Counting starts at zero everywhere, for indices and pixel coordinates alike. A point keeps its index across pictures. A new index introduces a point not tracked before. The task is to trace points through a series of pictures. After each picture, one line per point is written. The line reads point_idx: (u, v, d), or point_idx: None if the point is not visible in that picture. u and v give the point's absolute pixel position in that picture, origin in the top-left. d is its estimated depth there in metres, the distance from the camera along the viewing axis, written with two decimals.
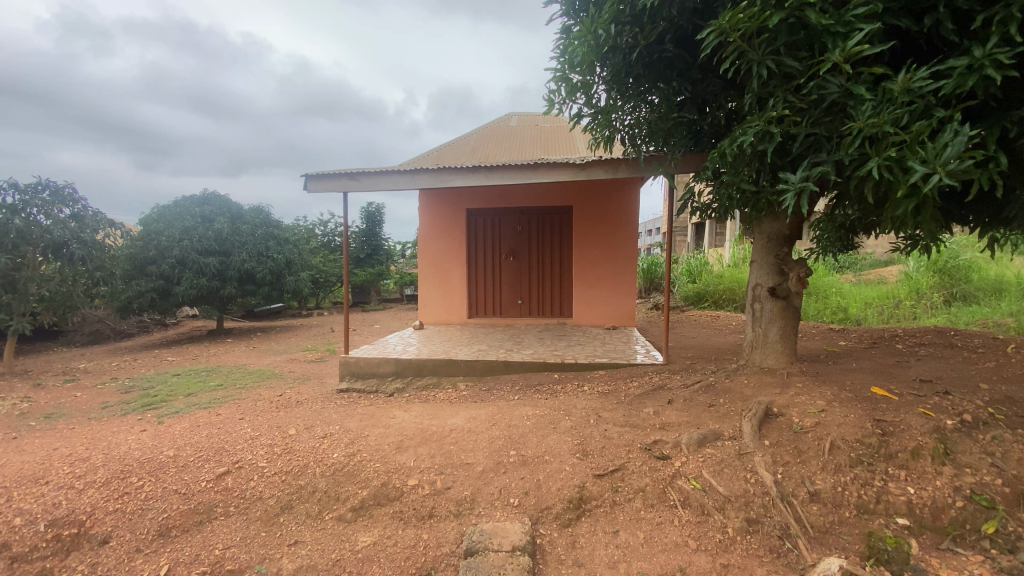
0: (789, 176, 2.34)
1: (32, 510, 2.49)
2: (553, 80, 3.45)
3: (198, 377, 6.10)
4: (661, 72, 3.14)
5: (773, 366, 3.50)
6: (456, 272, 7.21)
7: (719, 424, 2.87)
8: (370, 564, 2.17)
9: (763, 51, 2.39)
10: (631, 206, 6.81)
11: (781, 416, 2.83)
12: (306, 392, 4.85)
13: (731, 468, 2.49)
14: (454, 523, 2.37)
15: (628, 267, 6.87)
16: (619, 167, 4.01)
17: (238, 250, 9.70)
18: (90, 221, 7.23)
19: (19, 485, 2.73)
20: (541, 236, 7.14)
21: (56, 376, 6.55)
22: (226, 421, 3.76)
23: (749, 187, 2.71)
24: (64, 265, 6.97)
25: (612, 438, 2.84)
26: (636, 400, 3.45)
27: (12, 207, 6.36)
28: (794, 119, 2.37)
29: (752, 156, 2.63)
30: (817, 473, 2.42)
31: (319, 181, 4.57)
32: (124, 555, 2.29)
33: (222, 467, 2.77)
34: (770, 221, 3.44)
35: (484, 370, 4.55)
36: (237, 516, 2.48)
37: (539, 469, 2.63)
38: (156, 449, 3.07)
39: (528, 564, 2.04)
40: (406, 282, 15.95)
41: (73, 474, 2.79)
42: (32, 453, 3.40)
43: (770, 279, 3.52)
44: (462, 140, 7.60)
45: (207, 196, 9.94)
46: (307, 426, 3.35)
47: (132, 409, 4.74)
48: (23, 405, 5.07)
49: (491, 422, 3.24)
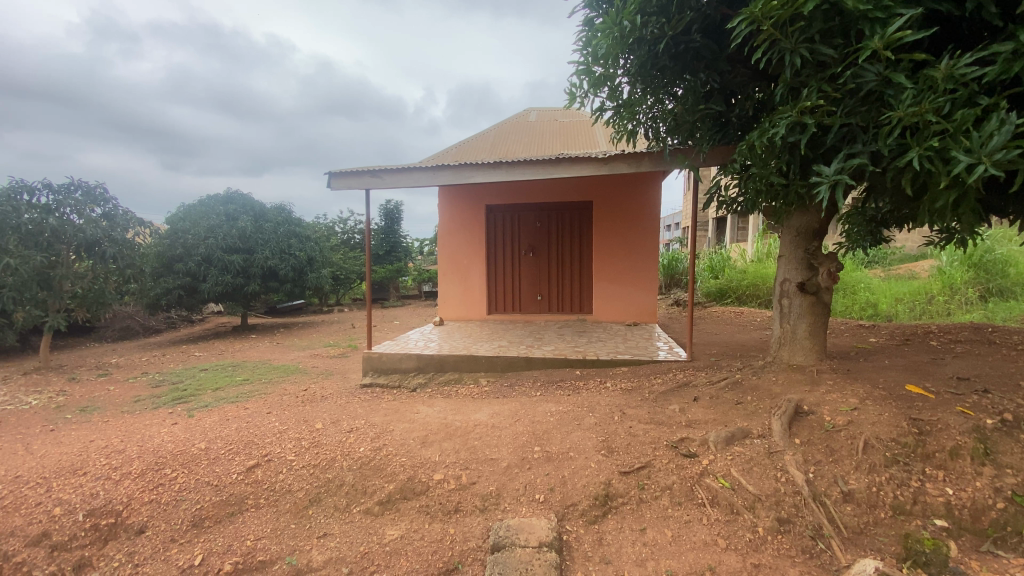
0: (822, 168, 2.28)
1: (71, 500, 2.57)
2: (576, 74, 3.43)
3: (224, 372, 6.24)
4: (688, 64, 3.08)
5: (801, 364, 3.43)
6: (475, 268, 7.24)
7: (746, 422, 2.83)
8: (398, 558, 2.18)
9: (795, 39, 2.31)
10: (652, 200, 6.70)
11: (811, 415, 2.77)
12: (330, 387, 4.93)
13: (761, 466, 2.45)
14: (479, 518, 2.38)
15: (649, 262, 6.80)
16: (642, 161, 3.93)
17: (261, 248, 9.87)
18: (121, 220, 7.42)
19: (58, 476, 2.82)
20: (561, 231, 7.11)
21: (90, 370, 6.78)
22: (253, 415, 3.84)
23: (778, 180, 2.67)
24: (96, 263, 7.16)
25: (637, 436, 2.82)
26: (660, 396, 3.41)
27: (46, 207, 6.63)
28: (828, 109, 2.31)
29: (782, 148, 2.58)
30: (850, 472, 2.36)
31: (343, 180, 4.62)
32: (159, 545, 2.34)
33: (252, 460, 2.83)
34: (799, 215, 3.37)
35: (505, 366, 4.56)
36: (267, 509, 2.52)
37: (564, 466, 2.62)
38: (188, 442, 3.14)
39: (555, 561, 2.03)
40: (425, 279, 16.05)
41: (110, 466, 2.87)
42: (70, 445, 3.52)
43: (799, 274, 3.43)
44: (480, 136, 7.59)
45: (230, 196, 10.11)
46: (333, 421, 3.39)
47: (162, 403, 4.86)
48: (60, 398, 5.26)
49: (514, 417, 3.25)
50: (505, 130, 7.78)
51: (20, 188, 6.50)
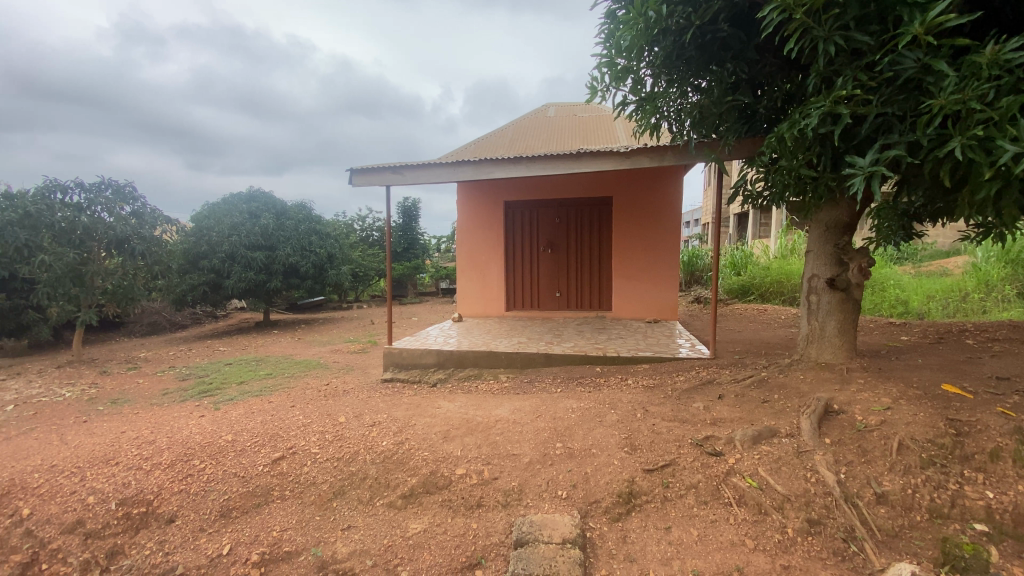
0: (856, 159, 2.20)
1: (104, 489, 2.64)
2: (598, 67, 3.40)
3: (248, 367, 6.36)
4: (714, 54, 3.02)
5: (830, 362, 3.34)
6: (494, 265, 7.24)
7: (774, 421, 2.77)
8: (421, 551, 2.19)
9: (829, 27, 2.24)
10: (674, 195, 6.61)
11: (842, 414, 2.70)
12: (351, 381, 4.98)
13: (790, 466, 2.39)
14: (502, 514, 2.37)
15: (671, 258, 6.71)
16: (665, 155, 3.81)
17: (283, 245, 10.03)
18: (149, 218, 7.59)
19: (92, 465, 2.90)
20: (580, 227, 7.06)
21: (120, 364, 6.98)
22: (277, 408, 3.90)
23: (808, 173, 2.60)
24: (125, 259, 7.35)
25: (661, 433, 2.78)
26: (683, 394, 3.36)
27: (78, 206, 6.82)
28: (864, 98, 2.23)
29: (813, 140, 2.50)
30: (884, 473, 2.29)
31: (364, 176, 4.66)
32: (189, 534, 2.40)
33: (278, 453, 2.87)
34: (828, 209, 3.28)
35: (525, 362, 4.54)
36: (293, 501, 2.56)
37: (586, 462, 2.60)
38: (215, 434, 3.20)
39: (579, 559, 2.01)
40: (442, 276, 16.11)
41: (140, 456, 2.94)
42: (102, 436, 3.63)
43: (829, 270, 3.34)
44: (499, 132, 7.57)
45: (253, 193, 10.27)
46: (356, 415, 3.42)
47: (189, 396, 4.98)
48: (92, 391, 5.42)
49: (535, 413, 3.23)
50: (524, 126, 7.75)
51: (53, 187, 6.70)
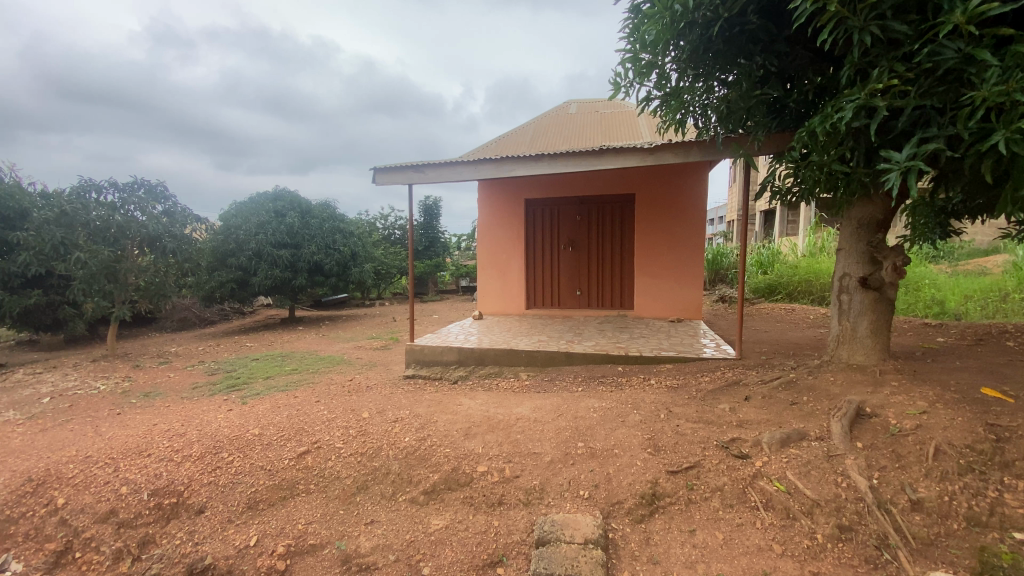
0: (892, 154, 2.11)
1: (137, 480, 2.72)
2: (622, 62, 3.35)
3: (274, 362, 6.49)
4: (742, 47, 2.95)
5: (862, 364, 3.24)
6: (515, 263, 7.23)
7: (803, 424, 2.70)
8: (443, 548, 2.20)
9: (865, 17, 2.16)
10: (698, 192, 6.49)
11: (875, 418, 2.62)
12: (373, 377, 5.04)
13: (820, 470, 2.32)
14: (523, 512, 2.36)
15: (694, 257, 6.61)
16: (691, 151, 3.75)
17: (308, 243, 10.21)
18: (179, 217, 7.81)
19: (126, 456, 3.00)
20: (602, 225, 7.00)
21: (152, 358, 7.21)
22: (302, 403, 3.97)
23: (840, 169, 2.51)
24: (157, 257, 7.58)
25: (685, 435, 2.74)
26: (708, 395, 3.30)
27: (113, 205, 7.03)
28: (901, 90, 2.14)
29: (846, 133, 2.42)
30: (920, 480, 2.20)
31: (387, 175, 4.70)
32: (217, 525, 2.46)
33: (303, 447, 2.92)
34: (861, 205, 3.19)
35: (546, 361, 4.52)
36: (318, 494, 2.60)
37: (609, 463, 2.58)
38: (243, 427, 3.28)
39: (602, 559, 1.99)
40: (463, 274, 16.18)
41: (171, 448, 3.03)
42: (136, 428, 3.75)
43: (861, 268, 3.23)
44: (520, 129, 7.55)
45: (279, 192, 10.47)
46: (379, 411, 3.46)
47: (218, 390, 5.11)
48: (125, 384, 5.61)
49: (557, 412, 3.22)
50: (546, 123, 7.72)
51: (89, 187, 6.94)
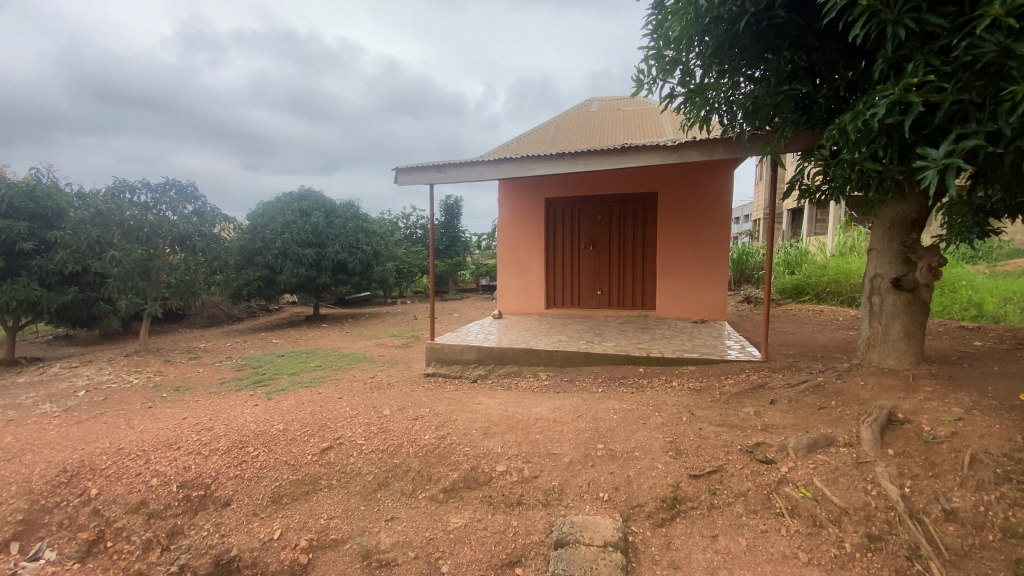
0: (928, 151, 2.03)
1: (166, 472, 2.80)
2: (645, 59, 3.31)
3: (298, 359, 6.63)
4: (770, 42, 2.88)
5: (894, 368, 3.13)
6: (535, 262, 7.22)
7: (831, 429, 2.62)
8: (462, 546, 2.21)
9: (898, 10, 2.08)
10: (722, 191, 6.38)
11: (907, 424, 2.53)
12: (394, 375, 5.10)
13: (848, 477, 2.26)
14: (542, 513, 2.35)
15: (719, 256, 6.49)
16: (715, 148, 3.68)
17: (332, 242, 10.38)
18: (209, 216, 8.03)
19: (156, 448, 3.09)
20: (623, 224, 6.93)
21: (182, 354, 7.44)
22: (326, 399, 4.04)
23: (872, 167, 2.43)
24: (188, 255, 7.81)
25: (709, 438, 2.69)
26: (732, 398, 3.23)
27: (145, 205, 7.27)
28: (938, 84, 2.06)
29: (878, 130, 2.34)
30: (955, 489, 2.12)
31: (409, 175, 4.74)
32: (243, 517, 2.52)
33: (325, 443, 2.96)
34: (894, 204, 3.08)
35: (566, 361, 4.50)
36: (339, 490, 2.64)
37: (629, 465, 2.55)
38: (268, 422, 3.35)
39: (621, 562, 1.97)
40: (483, 273, 16.24)
41: (200, 442, 3.11)
42: (166, 421, 3.87)
43: (894, 269, 3.13)
44: (542, 128, 7.52)
45: (304, 192, 10.67)
46: (399, 408, 3.50)
47: (245, 386, 5.24)
48: (157, 378, 5.81)
49: (576, 413, 3.20)
50: (567, 121, 7.68)
51: (124, 188, 7.19)
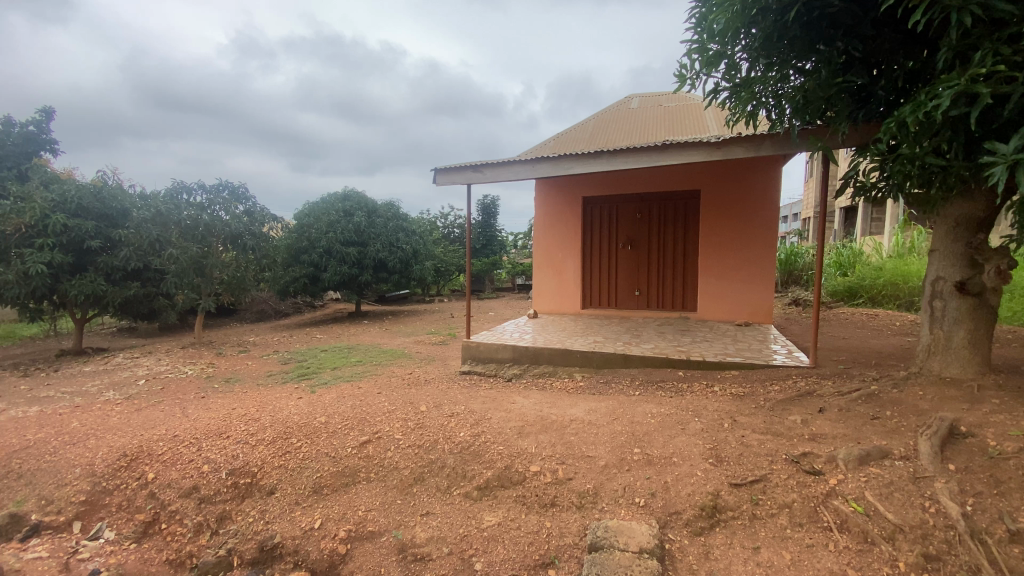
0: (996, 145, 1.89)
1: (216, 460, 2.94)
2: (688, 54, 3.23)
3: (340, 354, 6.83)
4: (822, 32, 2.75)
5: (957, 377, 2.92)
6: (571, 261, 7.17)
7: (885, 441, 2.48)
8: (495, 545, 2.21)
9: None
10: (768, 189, 6.14)
11: (971, 438, 2.36)
12: (431, 372, 5.18)
13: (904, 493, 2.12)
14: (576, 515, 2.33)
15: (764, 257, 6.26)
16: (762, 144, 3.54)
17: (373, 241, 10.64)
18: (259, 216, 8.40)
19: (207, 437, 3.24)
20: (663, 223, 6.78)
21: (233, 347, 7.79)
22: (365, 394, 4.14)
23: (935, 162, 2.29)
24: (238, 253, 8.21)
25: (752, 446, 2.59)
26: (778, 405, 3.11)
27: (201, 205, 7.68)
28: (1008, 75, 1.91)
29: (942, 123, 2.19)
30: (1022, 509, 1.94)
31: (447, 175, 4.79)
32: (286, 506, 2.61)
33: (364, 437, 3.03)
34: (958, 203, 2.88)
35: (602, 362, 4.44)
36: (377, 483, 2.69)
37: (666, 471, 2.49)
38: (310, 415, 3.46)
39: (657, 569, 1.93)
40: (519, 273, 16.27)
41: (247, 432, 3.25)
42: (217, 411, 4.07)
43: (958, 271, 2.93)
44: (581, 126, 7.44)
45: (347, 193, 10.98)
46: (436, 405, 3.54)
47: (289, 379, 5.44)
48: (209, 369, 6.13)
49: (612, 416, 3.15)
50: (607, 118, 7.57)
51: (182, 189, 7.62)
